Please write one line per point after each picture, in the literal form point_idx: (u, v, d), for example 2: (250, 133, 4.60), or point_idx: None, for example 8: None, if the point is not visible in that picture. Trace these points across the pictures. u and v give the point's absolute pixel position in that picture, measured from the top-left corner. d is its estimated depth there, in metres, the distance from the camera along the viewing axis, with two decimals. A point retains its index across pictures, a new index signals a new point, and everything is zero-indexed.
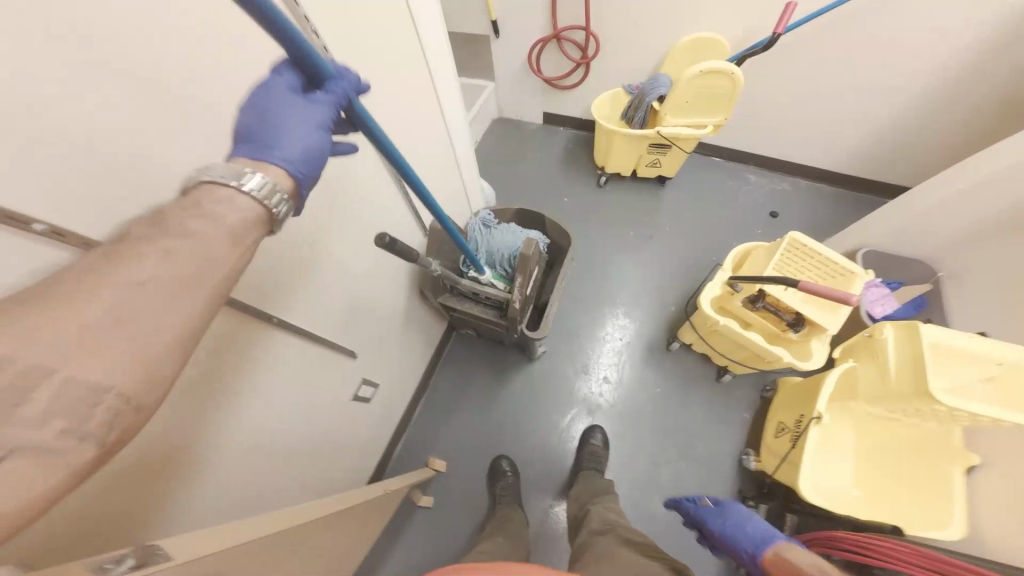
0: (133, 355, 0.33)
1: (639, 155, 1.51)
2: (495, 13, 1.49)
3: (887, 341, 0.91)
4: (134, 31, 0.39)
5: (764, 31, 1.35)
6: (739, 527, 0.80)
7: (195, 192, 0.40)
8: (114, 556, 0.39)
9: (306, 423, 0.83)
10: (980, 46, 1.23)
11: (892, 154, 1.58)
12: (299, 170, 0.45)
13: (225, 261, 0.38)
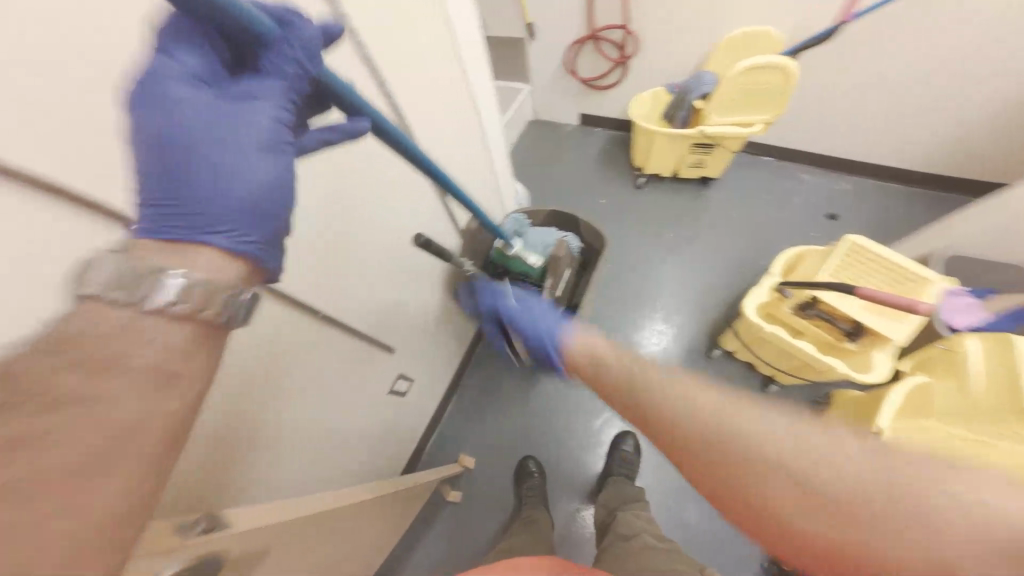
0: (74, 527, 0.28)
1: (680, 155, 1.45)
2: (531, 16, 1.51)
3: (970, 354, 0.81)
4: None
5: (827, 20, 1.27)
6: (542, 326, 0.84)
7: (101, 311, 0.32)
8: (188, 519, 0.43)
9: (346, 415, 0.89)
10: None
11: (972, 148, 1.42)
12: (248, 220, 0.39)
13: (184, 391, 0.34)
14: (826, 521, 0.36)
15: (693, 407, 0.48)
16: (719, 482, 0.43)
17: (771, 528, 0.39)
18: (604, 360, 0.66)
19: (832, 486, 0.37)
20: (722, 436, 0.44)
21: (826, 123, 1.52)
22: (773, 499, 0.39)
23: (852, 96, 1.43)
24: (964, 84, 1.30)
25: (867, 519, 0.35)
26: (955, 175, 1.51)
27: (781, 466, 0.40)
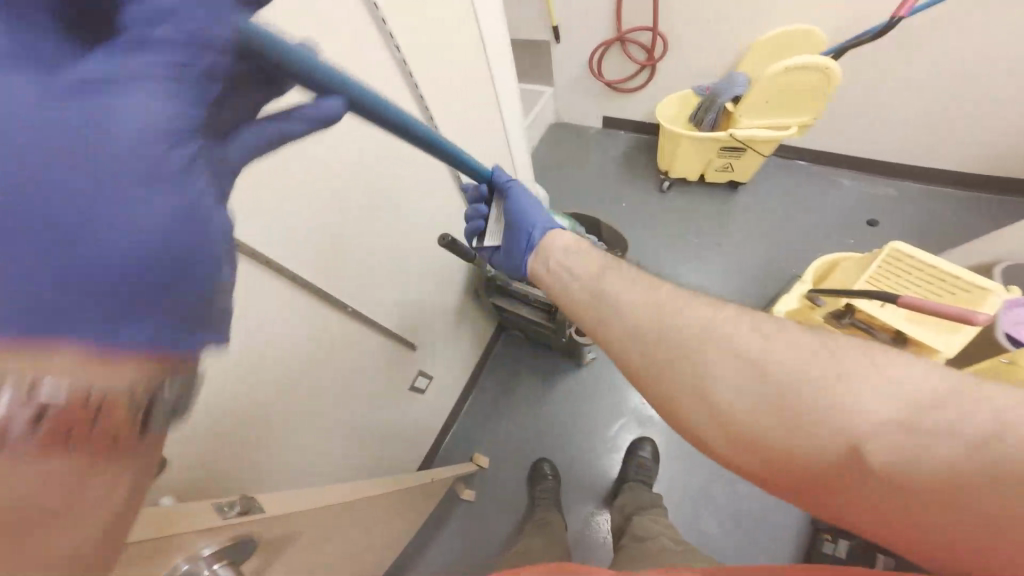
0: None
1: (708, 159, 1.42)
2: (556, 19, 1.51)
3: None
4: None
5: (879, 16, 1.20)
6: (524, 212, 0.72)
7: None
8: (226, 502, 0.46)
9: (367, 408, 0.91)
10: None
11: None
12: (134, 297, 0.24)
13: (108, 495, 0.24)
14: (796, 429, 0.35)
15: (657, 322, 0.44)
16: (687, 406, 0.40)
17: (742, 447, 0.37)
18: (571, 270, 0.59)
19: (802, 391, 0.35)
20: (689, 355, 0.41)
21: (863, 126, 1.45)
22: (745, 418, 0.37)
23: (894, 96, 1.36)
24: (1022, 82, 1.22)
25: (837, 421, 0.33)
26: (1005, 177, 1.42)
27: (750, 372, 0.38)
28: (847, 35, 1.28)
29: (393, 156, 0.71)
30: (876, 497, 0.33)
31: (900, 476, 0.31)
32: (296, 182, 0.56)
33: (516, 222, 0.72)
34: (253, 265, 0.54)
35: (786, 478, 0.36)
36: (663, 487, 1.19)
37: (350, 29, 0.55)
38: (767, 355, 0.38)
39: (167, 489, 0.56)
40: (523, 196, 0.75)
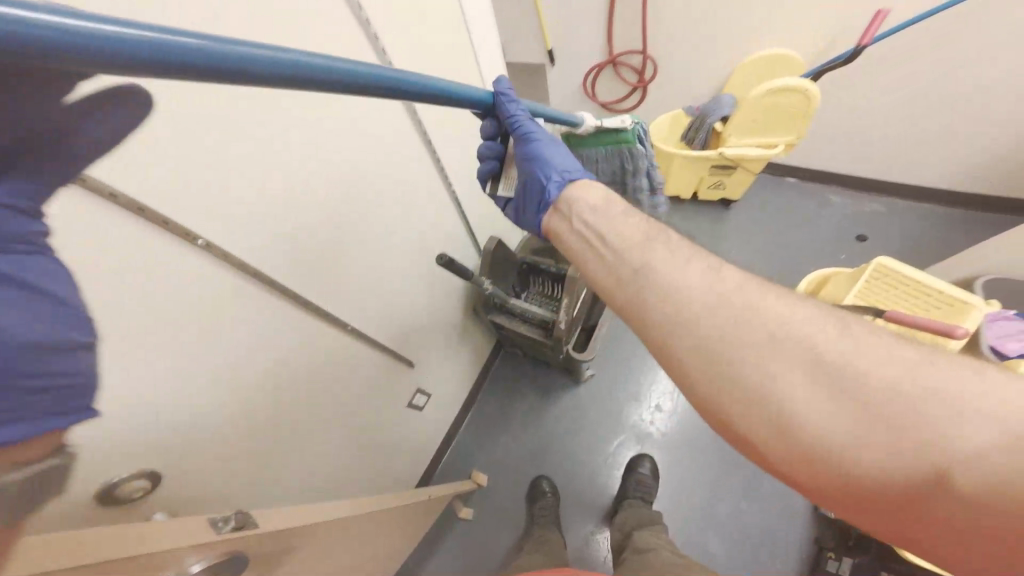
0: None
1: (700, 177, 1.45)
2: (552, 43, 1.50)
3: None
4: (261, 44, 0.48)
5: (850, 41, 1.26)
6: (541, 157, 0.62)
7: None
8: (221, 517, 0.47)
9: (364, 426, 0.93)
10: None
11: (1014, 167, 1.35)
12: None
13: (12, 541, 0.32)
14: (887, 445, 0.31)
15: (707, 303, 0.39)
16: (746, 413, 0.35)
17: (814, 460, 0.33)
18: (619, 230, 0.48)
19: (895, 400, 0.32)
20: (761, 354, 0.36)
21: (852, 145, 1.48)
22: (823, 429, 0.33)
23: (881, 114, 1.38)
24: (1005, 96, 1.22)
25: (936, 439, 0.31)
26: (982, 195, 1.46)
27: (829, 377, 0.34)
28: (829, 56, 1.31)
29: (391, 164, 0.73)
30: (956, 513, 0.31)
31: (991, 499, 0.30)
32: (304, 189, 0.58)
33: (531, 172, 0.62)
34: (258, 286, 0.57)
35: (857, 496, 0.33)
36: (665, 505, 1.19)
37: (343, 35, 0.57)
38: (850, 358, 0.34)
39: (161, 511, 0.56)
40: (544, 138, 0.64)
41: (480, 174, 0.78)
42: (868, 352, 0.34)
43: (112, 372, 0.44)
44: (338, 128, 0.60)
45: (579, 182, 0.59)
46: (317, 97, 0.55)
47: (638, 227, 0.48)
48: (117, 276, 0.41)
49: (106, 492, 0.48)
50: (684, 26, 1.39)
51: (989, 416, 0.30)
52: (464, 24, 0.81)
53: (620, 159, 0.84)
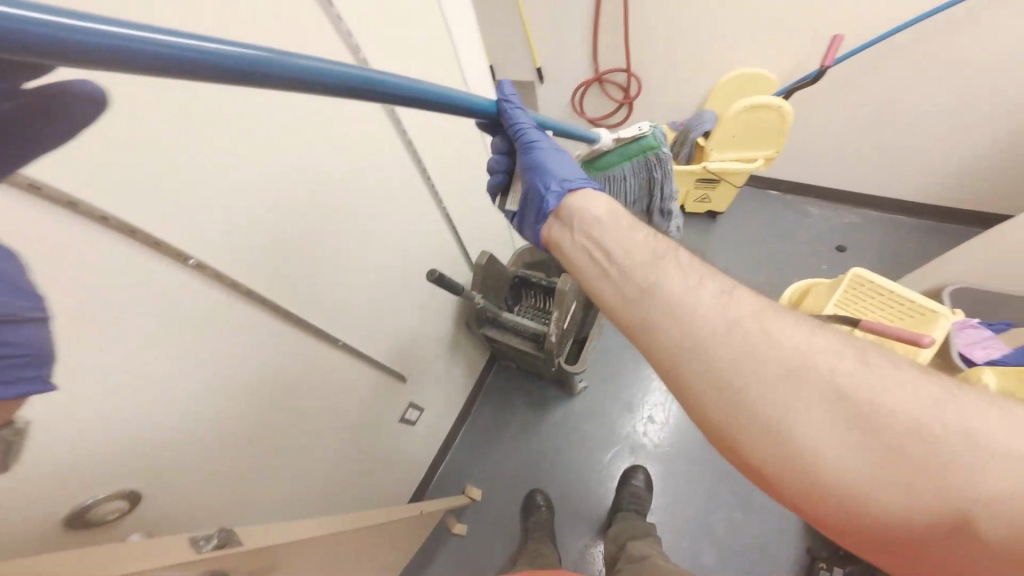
0: None
1: (686, 190, 1.48)
2: (539, 61, 1.61)
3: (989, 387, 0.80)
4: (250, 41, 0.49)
5: (815, 62, 1.32)
6: (542, 167, 0.63)
7: None
8: (204, 536, 0.47)
9: (355, 442, 0.94)
10: None
11: (984, 180, 1.40)
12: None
13: None
14: (905, 482, 0.31)
15: (719, 332, 0.37)
16: (758, 443, 0.34)
17: (828, 494, 0.32)
18: (621, 245, 0.48)
19: (913, 437, 0.31)
20: (776, 385, 0.34)
21: (832, 158, 1.53)
22: (838, 462, 0.32)
23: (857, 128, 1.43)
24: (971, 111, 1.27)
25: (957, 480, 0.30)
26: (956, 209, 1.50)
27: (847, 411, 0.33)
28: (796, 76, 1.38)
29: (379, 183, 0.75)
30: (976, 555, 0.30)
31: (1015, 545, 0.28)
32: (295, 203, 0.60)
33: (531, 181, 0.63)
34: (249, 306, 0.59)
35: (871, 531, 0.32)
36: (666, 538, 1.16)
37: (333, 52, 0.59)
38: (868, 392, 0.33)
39: (148, 529, 0.57)
40: (548, 149, 0.65)
41: (492, 188, 0.81)
42: (888, 388, 0.33)
43: (105, 393, 0.46)
44: (323, 151, 0.62)
45: (578, 189, 0.59)
46: (301, 105, 0.57)
47: (642, 242, 0.47)
48: (104, 293, 0.43)
49: (77, 515, 0.47)
50: (666, 45, 1.44)
51: (965, 438, 0.30)
52: (453, 51, 0.85)
53: (645, 170, 0.89)
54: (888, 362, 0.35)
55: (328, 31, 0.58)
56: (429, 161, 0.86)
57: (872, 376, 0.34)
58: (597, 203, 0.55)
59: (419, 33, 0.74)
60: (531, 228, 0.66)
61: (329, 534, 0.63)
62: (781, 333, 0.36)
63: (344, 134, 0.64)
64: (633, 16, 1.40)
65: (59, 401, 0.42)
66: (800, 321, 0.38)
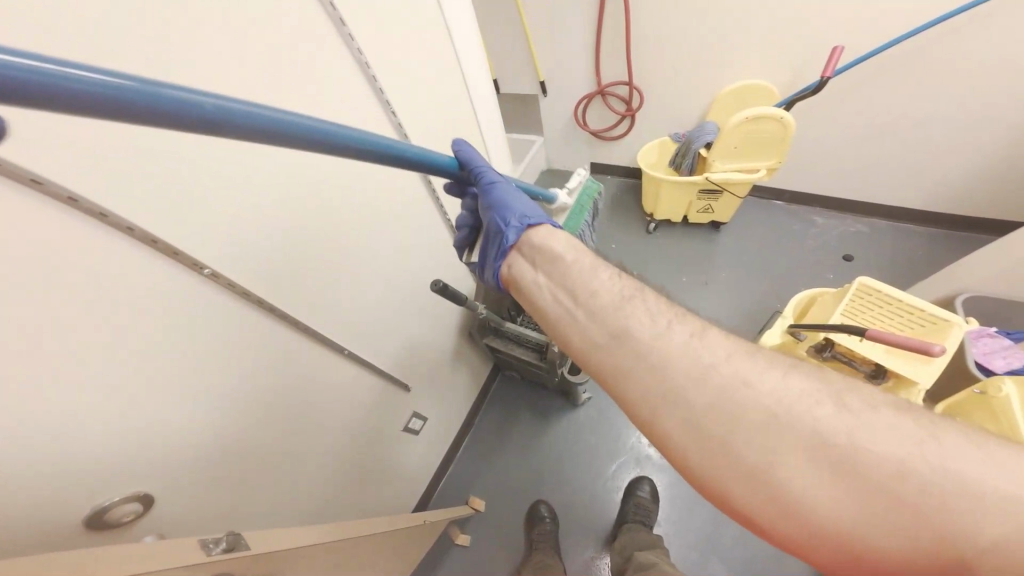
0: None
1: (689, 201, 1.50)
2: (542, 75, 1.67)
3: (1007, 399, 0.78)
4: (252, 46, 0.49)
5: (814, 73, 1.34)
6: (501, 204, 0.63)
7: None
8: (212, 539, 0.48)
9: (359, 450, 0.94)
10: None
11: (988, 187, 1.39)
12: None
13: None
14: (896, 528, 0.30)
15: (691, 373, 0.38)
16: (744, 491, 0.33)
17: (821, 541, 0.32)
18: (585, 290, 0.48)
19: (900, 485, 0.31)
20: (762, 435, 0.34)
21: (834, 169, 1.53)
22: (827, 509, 0.31)
23: (859, 138, 1.44)
24: (973, 119, 1.28)
25: (944, 522, 0.30)
26: (963, 216, 1.48)
27: (830, 459, 0.32)
28: (796, 86, 1.39)
29: (382, 198, 0.78)
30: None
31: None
32: (301, 213, 0.62)
33: (491, 219, 0.63)
34: (256, 316, 0.60)
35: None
36: (675, 552, 1.13)
37: (331, 57, 0.59)
38: (850, 436, 0.32)
39: (159, 532, 0.58)
40: (508, 190, 0.66)
41: (458, 245, 0.82)
42: (875, 433, 0.32)
43: (114, 397, 0.47)
44: (325, 170, 0.64)
45: (536, 222, 0.59)
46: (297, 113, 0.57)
47: (603, 286, 0.47)
48: (113, 298, 0.44)
49: (94, 519, 0.49)
50: (666, 59, 1.47)
51: (939, 470, 0.31)
52: (455, 68, 0.88)
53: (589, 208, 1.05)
54: (852, 398, 0.35)
55: (330, 38, 0.58)
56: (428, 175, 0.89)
57: (837, 409, 0.34)
58: (568, 238, 0.56)
59: (420, 52, 0.77)
60: (492, 267, 0.64)
61: (334, 543, 0.63)
62: (746, 375, 0.37)
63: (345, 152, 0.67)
64: (635, 30, 1.43)
65: (68, 411, 0.43)
66: (760, 365, 0.38)
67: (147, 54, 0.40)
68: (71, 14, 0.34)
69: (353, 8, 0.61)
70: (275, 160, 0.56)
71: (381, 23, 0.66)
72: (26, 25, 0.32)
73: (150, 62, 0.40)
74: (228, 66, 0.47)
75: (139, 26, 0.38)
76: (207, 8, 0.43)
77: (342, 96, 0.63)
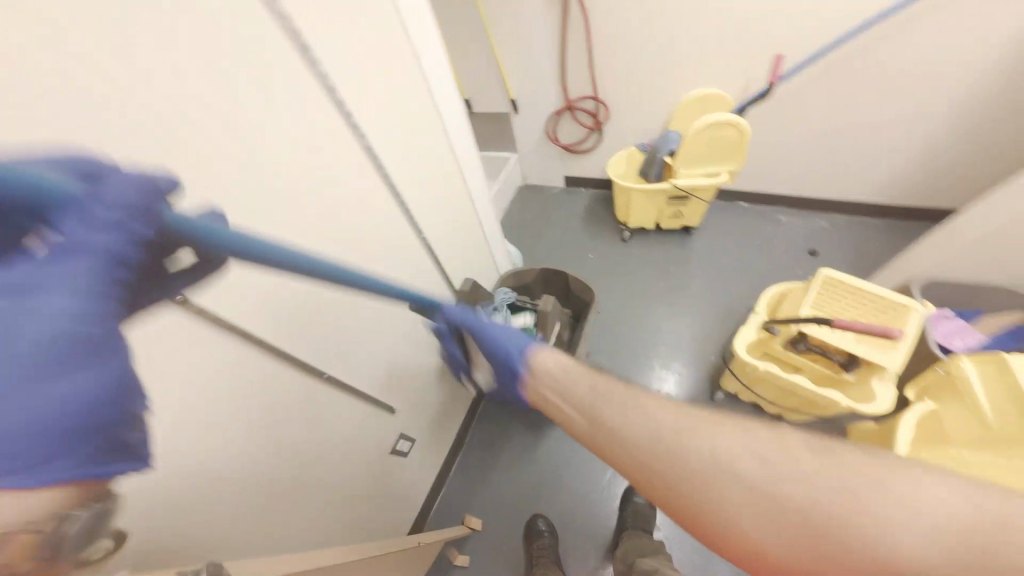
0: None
1: (659, 208, 1.54)
2: (512, 93, 1.73)
3: (971, 378, 0.84)
4: (250, 53, 0.52)
5: (759, 82, 1.42)
6: (498, 345, 0.78)
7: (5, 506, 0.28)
8: (189, 570, 0.45)
9: (347, 478, 0.93)
10: (999, 68, 1.21)
11: (934, 180, 1.48)
12: (67, 421, 0.31)
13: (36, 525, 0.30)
14: (822, 553, 0.36)
15: (683, 437, 0.44)
16: (711, 529, 0.41)
17: (769, 568, 0.38)
18: (566, 392, 0.59)
19: (819, 514, 0.37)
20: (716, 487, 0.41)
21: (794, 168, 1.60)
22: (761, 538, 0.38)
23: (814, 137, 1.50)
24: (915, 112, 1.36)
25: (862, 546, 0.35)
26: (912, 208, 1.58)
27: (761, 499, 0.39)
28: (747, 93, 1.46)
29: (363, 214, 0.78)
30: None
31: None
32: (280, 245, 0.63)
33: (496, 355, 0.79)
34: (236, 347, 0.61)
35: None
36: (678, 557, 1.13)
37: (334, 60, 0.64)
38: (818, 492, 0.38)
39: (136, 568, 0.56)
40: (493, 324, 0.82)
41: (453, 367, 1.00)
42: (783, 465, 0.40)
43: None
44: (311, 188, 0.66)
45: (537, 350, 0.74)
46: (297, 118, 0.61)
47: (585, 385, 0.58)
48: None
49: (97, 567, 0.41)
50: (626, 73, 1.54)
51: (841, 495, 0.37)
52: (444, 91, 0.94)
53: None
54: None
55: (331, 47, 0.63)
56: (418, 178, 0.91)
57: None
58: (550, 354, 0.70)
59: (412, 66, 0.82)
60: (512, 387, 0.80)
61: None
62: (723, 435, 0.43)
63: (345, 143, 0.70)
64: (596, 48, 1.50)
65: None
66: None
67: (148, 59, 0.42)
68: (76, 18, 0.37)
69: (354, 17, 0.66)
70: (268, 164, 0.58)
71: (379, 25, 0.72)
72: (26, 24, 0.34)
73: (152, 65, 0.43)
74: (226, 72, 0.50)
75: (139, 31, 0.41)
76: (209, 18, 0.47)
77: (337, 101, 0.66)
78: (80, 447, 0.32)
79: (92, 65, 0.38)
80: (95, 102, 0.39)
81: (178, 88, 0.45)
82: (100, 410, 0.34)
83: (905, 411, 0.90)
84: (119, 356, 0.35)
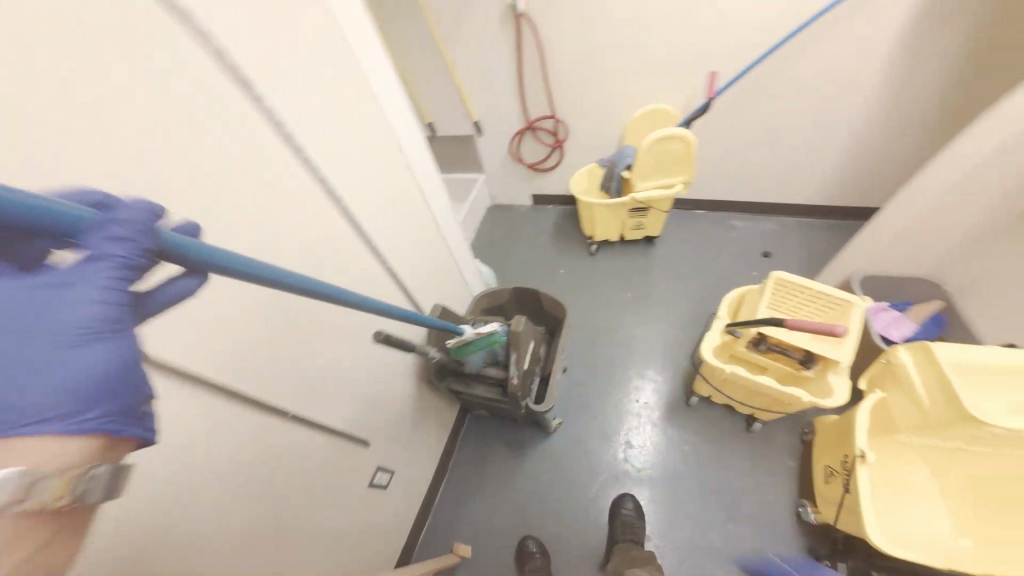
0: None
1: (622, 221, 1.59)
2: (475, 114, 1.78)
3: (905, 365, 0.88)
4: (243, 69, 0.57)
5: (697, 96, 1.49)
6: None
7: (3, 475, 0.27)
8: None
9: (325, 521, 0.92)
10: (920, 68, 1.27)
11: (870, 181, 1.58)
12: (101, 380, 0.34)
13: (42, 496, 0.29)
14: None
15: None
16: None
17: None
18: None
19: None
20: None
21: (745, 173, 1.67)
22: None
23: (761, 143, 1.57)
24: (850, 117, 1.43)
25: None
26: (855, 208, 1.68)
27: None
28: (689, 110, 1.54)
29: (329, 247, 0.78)
30: None
31: None
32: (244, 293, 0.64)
33: None
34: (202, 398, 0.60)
35: None
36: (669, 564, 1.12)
37: (318, 81, 0.70)
38: None
39: None
40: None
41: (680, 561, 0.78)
42: None
43: None
44: (266, 226, 0.65)
45: None
46: (280, 138, 0.64)
47: None
48: None
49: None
50: (579, 94, 1.60)
51: None
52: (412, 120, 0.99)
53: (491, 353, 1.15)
54: None
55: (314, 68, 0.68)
56: (386, 204, 0.94)
57: None
58: None
59: (387, 82, 0.88)
60: None
61: None
62: None
63: (331, 148, 0.75)
64: (552, 70, 1.55)
65: None
66: None
67: (143, 72, 0.46)
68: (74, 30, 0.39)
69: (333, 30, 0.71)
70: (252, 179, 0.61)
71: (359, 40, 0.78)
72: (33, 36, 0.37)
73: (148, 77, 0.46)
74: (219, 87, 0.54)
75: (135, 44, 0.44)
76: (201, 36, 0.51)
77: (315, 121, 0.70)
78: (111, 401, 0.34)
79: (95, 69, 0.41)
80: (93, 110, 0.42)
81: (173, 97, 0.49)
82: (128, 378, 0.36)
83: (860, 402, 0.93)
84: (134, 338, 0.37)
